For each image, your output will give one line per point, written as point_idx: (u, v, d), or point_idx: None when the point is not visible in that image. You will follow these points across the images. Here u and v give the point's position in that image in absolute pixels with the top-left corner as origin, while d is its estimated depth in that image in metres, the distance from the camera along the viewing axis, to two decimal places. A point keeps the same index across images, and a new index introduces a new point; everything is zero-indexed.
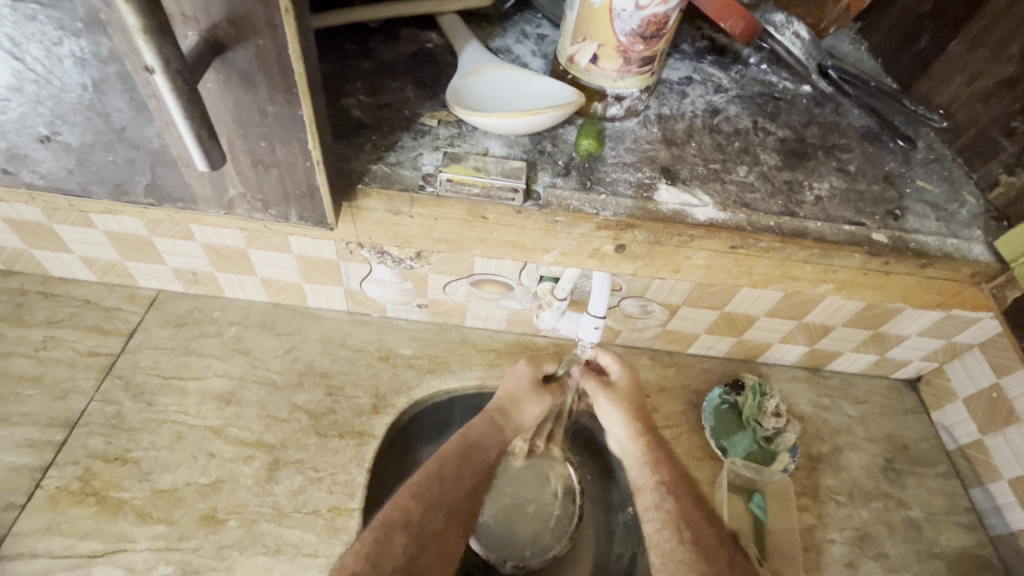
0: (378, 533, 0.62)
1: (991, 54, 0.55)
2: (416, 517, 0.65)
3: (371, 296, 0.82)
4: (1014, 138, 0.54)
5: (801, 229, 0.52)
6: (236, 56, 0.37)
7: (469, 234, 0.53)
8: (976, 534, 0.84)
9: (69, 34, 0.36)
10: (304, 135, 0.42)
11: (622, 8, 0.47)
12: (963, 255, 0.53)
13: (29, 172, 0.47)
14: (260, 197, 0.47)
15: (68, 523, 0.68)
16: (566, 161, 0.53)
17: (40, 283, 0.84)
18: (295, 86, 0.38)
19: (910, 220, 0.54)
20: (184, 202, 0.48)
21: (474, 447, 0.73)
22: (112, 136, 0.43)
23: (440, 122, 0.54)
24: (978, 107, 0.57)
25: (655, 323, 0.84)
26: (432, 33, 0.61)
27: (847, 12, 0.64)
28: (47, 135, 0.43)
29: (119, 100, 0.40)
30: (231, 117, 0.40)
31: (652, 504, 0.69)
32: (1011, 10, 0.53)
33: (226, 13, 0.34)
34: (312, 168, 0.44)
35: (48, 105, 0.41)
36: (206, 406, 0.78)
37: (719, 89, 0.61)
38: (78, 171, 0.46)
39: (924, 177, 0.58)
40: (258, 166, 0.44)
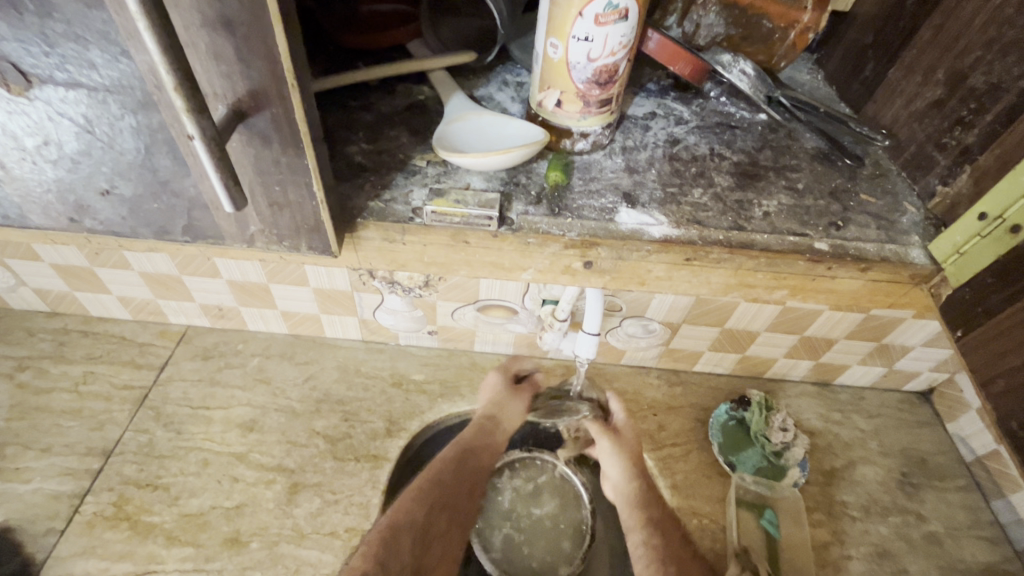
0: (385, 538, 0.67)
1: (922, 79, 0.59)
2: (416, 518, 0.71)
3: (384, 325, 0.86)
4: (946, 153, 0.57)
5: (748, 241, 0.55)
6: (256, 120, 0.43)
7: (456, 257, 0.59)
8: (1001, 548, 0.82)
9: (128, 111, 0.43)
10: (311, 180, 0.47)
11: (576, 61, 0.53)
12: (900, 259, 0.56)
13: (91, 220, 0.53)
14: (276, 232, 0.52)
15: (102, 547, 0.72)
16: (537, 191, 0.58)
17: (81, 322, 0.91)
18: (302, 142, 0.44)
19: (851, 230, 0.57)
20: (214, 239, 0.53)
21: (469, 449, 0.79)
22: (159, 187, 0.49)
23: (428, 162, 0.60)
24: (916, 125, 0.60)
25: (657, 342, 0.87)
26: (425, 87, 0.68)
27: (794, 48, 0.67)
28: (106, 188, 0.50)
29: (164, 159, 0.46)
30: (252, 167, 0.46)
31: (641, 541, 0.75)
32: (935, 40, 0.57)
33: (244, 88, 0.41)
34: (317, 207, 0.49)
35: (109, 165, 0.48)
36: (230, 434, 0.82)
37: (680, 121, 0.66)
38: (130, 217, 0.52)
39: (868, 191, 0.61)
40: (273, 206, 0.50)
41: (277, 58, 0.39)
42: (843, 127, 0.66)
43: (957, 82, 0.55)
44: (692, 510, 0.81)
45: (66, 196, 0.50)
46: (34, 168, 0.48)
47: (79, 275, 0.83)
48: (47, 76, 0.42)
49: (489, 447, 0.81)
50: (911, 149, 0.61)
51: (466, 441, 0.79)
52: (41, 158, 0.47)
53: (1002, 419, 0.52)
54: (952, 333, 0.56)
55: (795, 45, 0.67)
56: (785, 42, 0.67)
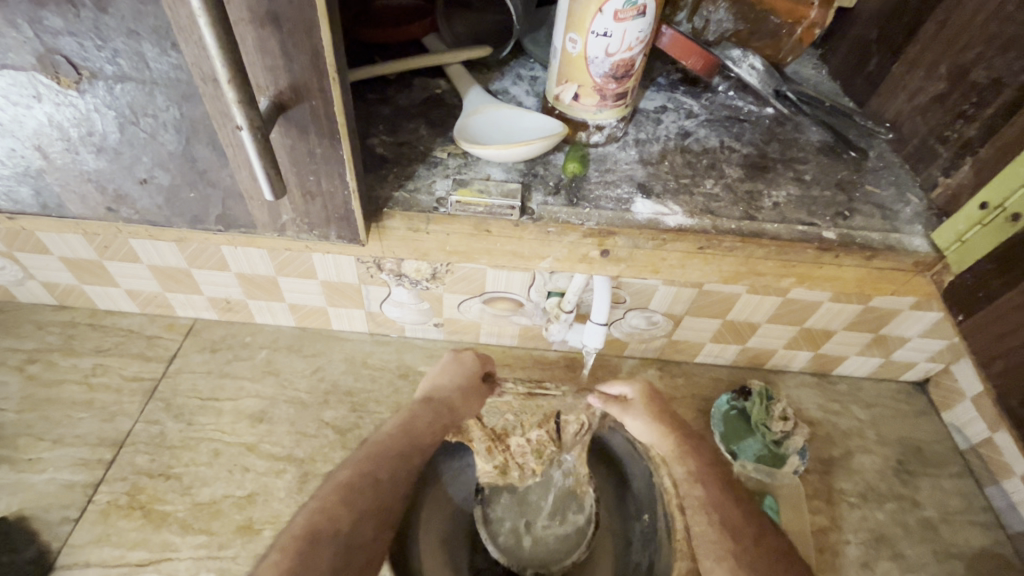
0: (301, 552, 0.57)
1: (925, 74, 0.60)
2: (330, 522, 0.60)
3: (391, 317, 0.88)
4: (948, 146, 0.59)
5: (759, 230, 0.57)
6: (295, 113, 0.44)
7: (478, 246, 0.59)
8: (994, 533, 0.84)
9: (174, 103, 0.44)
10: (344, 171, 0.48)
11: (595, 56, 0.54)
12: (903, 247, 0.58)
13: (128, 209, 0.53)
14: (309, 221, 0.53)
15: (117, 535, 0.74)
16: (555, 182, 0.59)
17: (89, 315, 0.92)
18: (339, 132, 0.45)
19: (858, 220, 0.59)
20: (246, 227, 0.54)
21: (424, 411, 0.75)
22: (196, 177, 0.50)
23: (449, 154, 0.61)
24: (920, 119, 0.62)
25: (661, 334, 0.88)
26: (441, 80, 0.69)
27: (800, 44, 0.69)
28: (146, 177, 0.50)
29: (204, 149, 0.47)
30: (288, 159, 0.47)
31: (689, 493, 0.74)
32: (939, 36, 0.58)
33: (286, 82, 0.42)
34: (349, 197, 0.51)
35: (151, 156, 0.48)
36: (241, 424, 0.83)
37: (690, 115, 0.67)
38: (166, 207, 0.53)
39: (873, 182, 0.62)
40: (306, 197, 0.51)
41: (319, 51, 0.40)
42: (846, 120, 0.67)
43: (959, 77, 0.57)
44: None
45: (107, 185, 0.51)
46: (76, 159, 0.49)
47: (88, 269, 0.84)
48: (99, 70, 0.42)
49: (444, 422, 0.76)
50: (914, 142, 0.63)
51: (415, 423, 0.72)
52: (84, 148, 0.48)
53: (1002, 398, 0.53)
54: (954, 317, 0.57)
55: (800, 41, 0.68)
56: (792, 37, 0.68)
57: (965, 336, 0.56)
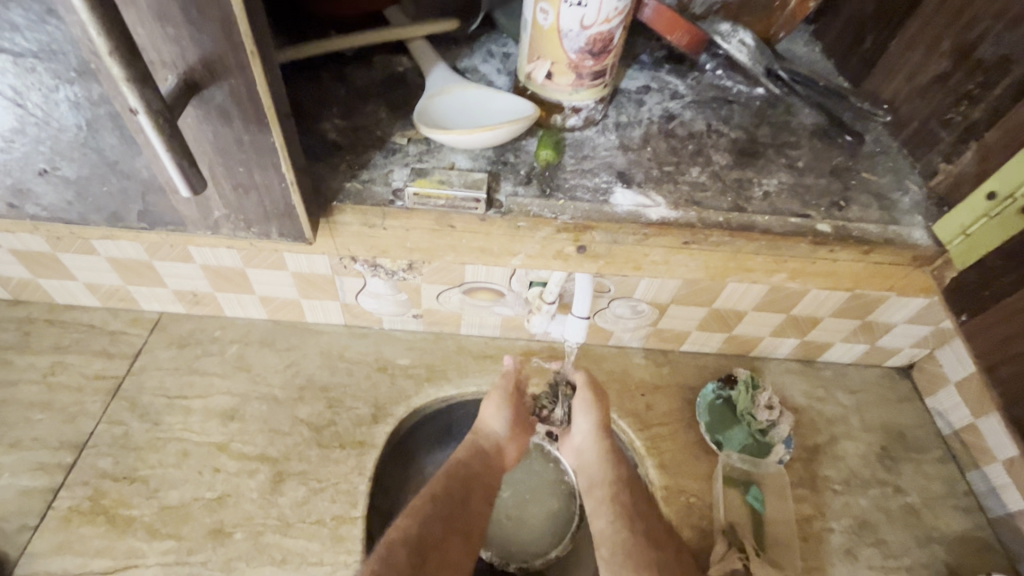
0: (384, 554, 0.66)
1: (925, 52, 0.57)
2: (424, 531, 0.70)
3: (368, 309, 0.84)
4: (950, 129, 0.56)
5: (749, 223, 0.54)
6: (211, 93, 0.40)
7: (440, 242, 0.56)
8: (975, 517, 0.85)
9: (64, 82, 0.40)
10: (277, 160, 0.44)
11: (569, 29, 0.50)
12: (903, 240, 0.56)
13: (32, 206, 0.49)
14: (243, 217, 0.49)
15: (79, 542, 0.70)
16: (527, 171, 0.56)
17: (46, 310, 0.87)
18: (266, 117, 0.41)
19: (854, 210, 0.57)
20: (174, 225, 0.50)
21: (462, 465, 0.79)
22: (106, 169, 0.46)
23: (409, 140, 0.57)
24: (919, 101, 0.59)
25: (645, 323, 0.86)
26: (404, 58, 0.64)
27: (794, 17, 0.65)
28: (46, 169, 0.46)
29: (110, 137, 0.43)
30: (211, 146, 0.43)
31: (608, 497, 0.77)
32: (941, 9, 0.55)
33: (196, 57, 0.38)
34: (288, 190, 0.47)
35: (48, 144, 0.44)
36: (211, 423, 0.80)
37: (675, 96, 0.64)
38: (76, 203, 0.49)
39: (869, 169, 0.60)
40: (237, 189, 0.47)
41: (230, 20, 0.36)
42: (842, 102, 0.64)
43: (963, 55, 0.54)
44: (680, 489, 0.82)
45: (4, 178, 0.47)
46: None
47: (41, 261, 0.78)
48: None
49: (483, 479, 0.79)
50: (913, 126, 0.60)
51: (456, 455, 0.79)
52: None
53: (1005, 403, 0.53)
54: (956, 317, 0.56)
55: (795, 14, 0.65)
56: (785, 9, 0.64)
57: (967, 336, 0.55)
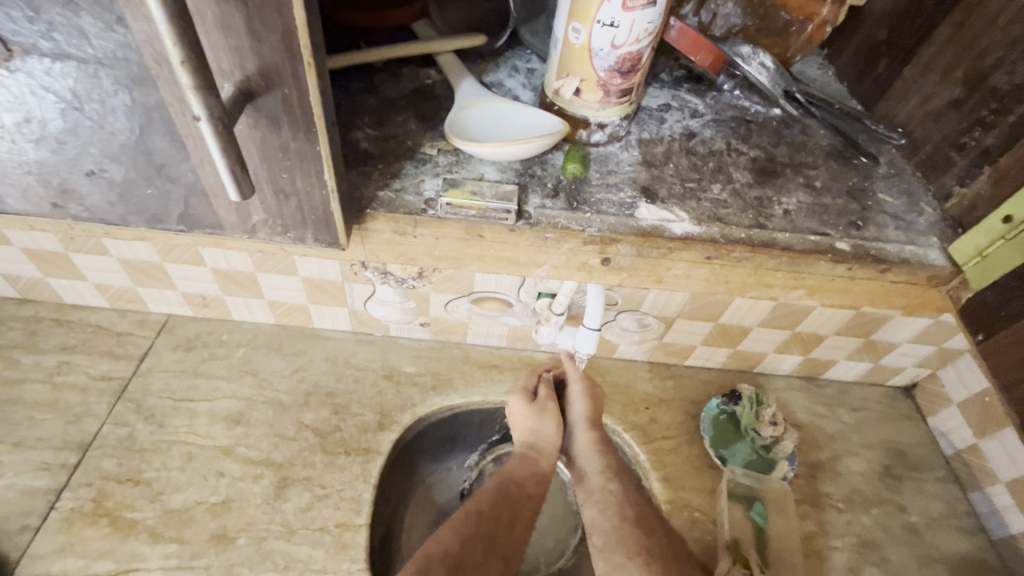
0: (421, 567, 0.64)
1: (940, 78, 0.59)
2: (462, 551, 0.67)
3: (375, 316, 0.84)
4: (964, 153, 0.58)
5: (770, 240, 0.55)
6: (264, 102, 0.41)
7: (468, 251, 0.57)
8: (977, 538, 0.85)
9: (122, 87, 0.41)
10: (321, 169, 0.45)
11: (599, 48, 0.52)
12: (919, 261, 0.56)
13: (75, 206, 0.51)
14: (281, 222, 0.50)
15: (81, 544, 0.70)
16: (554, 184, 0.57)
17: (55, 310, 0.87)
18: (316, 126, 0.42)
19: (872, 230, 0.58)
20: (213, 228, 0.52)
21: (514, 482, 0.76)
22: (153, 172, 0.47)
23: (439, 151, 0.58)
24: (932, 125, 0.61)
25: (652, 337, 0.87)
26: (431, 70, 0.66)
27: (810, 42, 0.68)
28: (94, 170, 0.47)
29: (161, 141, 0.44)
30: (259, 153, 0.44)
31: (616, 532, 0.72)
32: (954, 38, 0.57)
33: (254, 66, 0.38)
34: (328, 197, 0.48)
35: (98, 146, 0.45)
36: (216, 427, 0.80)
37: (695, 114, 0.65)
38: (119, 204, 0.50)
39: (885, 190, 0.61)
40: (279, 195, 0.48)
41: (291, 31, 0.37)
42: (857, 124, 0.66)
43: (976, 82, 0.56)
44: (683, 504, 0.81)
45: (49, 179, 0.48)
46: (14, 148, 0.46)
47: (53, 261, 0.79)
48: (31, 46, 0.39)
49: (531, 500, 0.76)
50: (927, 149, 0.61)
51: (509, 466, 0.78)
52: (21, 137, 0.45)
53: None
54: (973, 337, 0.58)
55: (811, 38, 0.67)
56: (802, 34, 0.67)
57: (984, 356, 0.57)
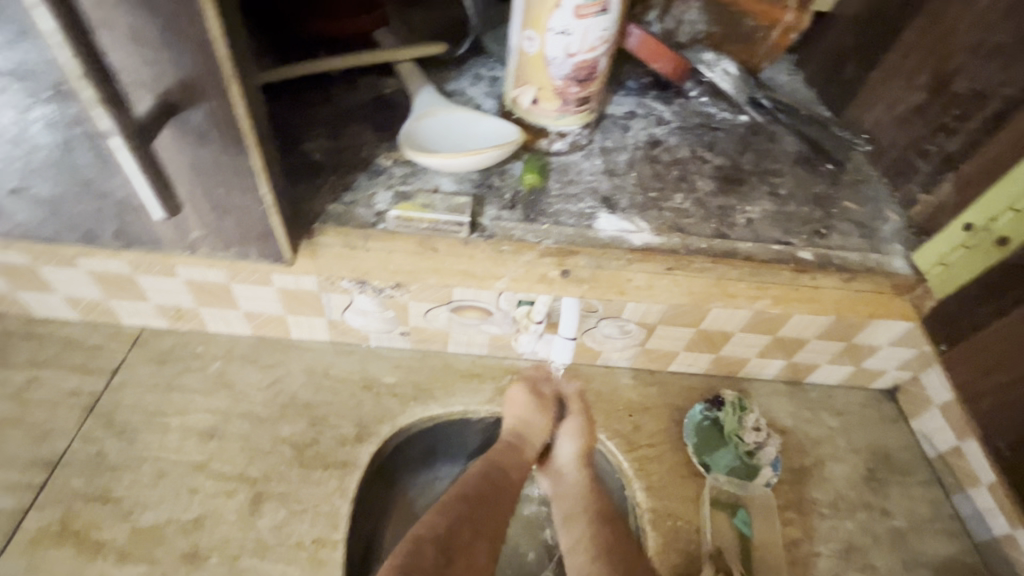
0: (412, 550, 0.68)
1: (904, 84, 0.59)
2: (451, 533, 0.71)
3: (354, 326, 0.83)
4: (928, 160, 0.58)
5: (732, 250, 0.54)
6: (189, 115, 0.40)
7: (423, 265, 0.55)
8: (961, 542, 0.84)
9: (40, 101, 0.40)
10: (254, 182, 0.44)
11: (554, 56, 0.52)
12: (884, 269, 0.56)
13: (5, 222, 0.49)
14: (222, 239, 0.49)
15: (46, 566, 0.68)
16: (511, 195, 0.56)
17: (24, 324, 0.85)
18: (244, 139, 0.41)
19: (836, 238, 0.57)
20: (151, 244, 0.50)
21: (497, 467, 0.81)
22: (81, 187, 0.46)
23: (394, 162, 0.57)
24: (897, 131, 0.61)
25: (633, 343, 0.86)
26: (390, 80, 0.65)
27: (776, 49, 0.68)
28: (18, 186, 0.46)
29: (85, 155, 0.43)
30: (189, 168, 0.43)
31: (586, 530, 0.76)
32: (920, 42, 0.58)
33: (174, 79, 0.38)
34: (266, 213, 0.47)
35: (20, 162, 0.44)
36: (189, 441, 0.78)
37: (660, 122, 0.65)
38: (50, 220, 0.48)
39: (851, 198, 0.61)
40: (217, 211, 0.46)
41: (206, 45, 0.36)
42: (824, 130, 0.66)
43: (940, 87, 0.56)
44: (666, 512, 0.81)
45: None
46: None
47: (22, 274, 0.77)
48: None
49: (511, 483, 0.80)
50: (892, 155, 0.62)
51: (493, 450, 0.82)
52: None
53: (988, 435, 0.55)
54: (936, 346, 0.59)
55: (776, 45, 0.67)
56: (767, 41, 0.67)
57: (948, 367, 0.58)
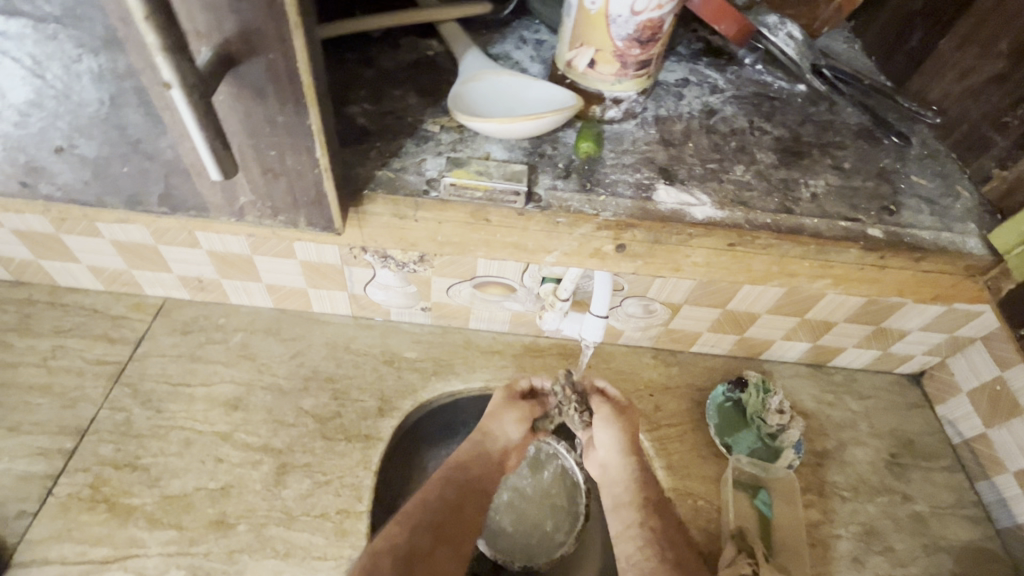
0: (370, 562, 0.64)
1: (980, 51, 0.57)
2: (412, 542, 0.67)
3: (375, 300, 0.82)
4: (1006, 133, 0.56)
5: (797, 226, 0.52)
6: (247, 69, 0.38)
7: (473, 236, 0.54)
8: (983, 527, 0.84)
9: (89, 50, 0.39)
10: (312, 144, 0.43)
11: (618, 14, 0.49)
12: (958, 248, 0.54)
13: (46, 184, 0.48)
14: (271, 205, 0.48)
15: (79, 530, 0.69)
16: (566, 163, 0.54)
17: (48, 292, 0.85)
18: (303, 96, 0.40)
19: (905, 215, 0.55)
20: (195, 209, 0.50)
21: (459, 468, 0.76)
22: (128, 148, 0.45)
23: (442, 128, 0.55)
24: (971, 103, 0.58)
25: (658, 323, 0.85)
26: (432, 41, 0.63)
27: (838, 12, 0.65)
28: (63, 146, 0.46)
29: (135, 114, 0.43)
30: (242, 127, 0.42)
31: (636, 522, 0.75)
32: (998, 9, 0.55)
33: (233, 26, 0.36)
34: (321, 176, 0.46)
35: (66, 118, 0.44)
36: (214, 412, 0.78)
37: (715, 90, 0.62)
38: (94, 182, 0.48)
39: (918, 173, 0.58)
40: (268, 174, 0.46)
41: None
42: (887, 101, 0.64)
43: (1021, 55, 0.54)
44: (687, 491, 0.80)
45: (16, 156, 0.46)
46: None
47: (46, 243, 0.77)
48: None
49: (476, 484, 0.76)
50: (963, 128, 0.59)
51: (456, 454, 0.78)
52: None
53: None
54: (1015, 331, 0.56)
55: (840, 8, 0.65)
56: (830, 4, 0.65)
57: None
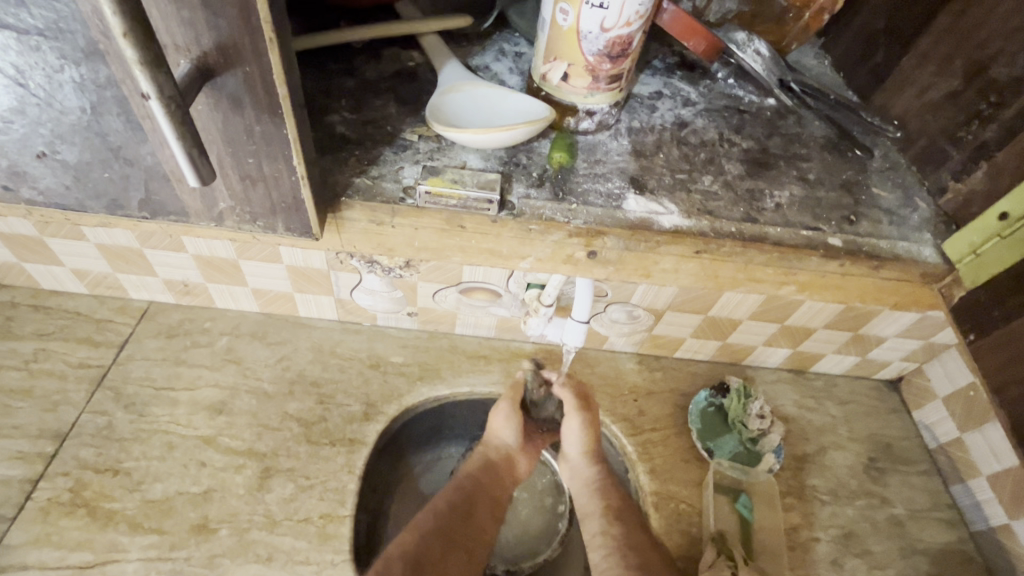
0: (381, 567, 0.68)
1: (937, 69, 0.59)
2: (422, 547, 0.71)
3: (361, 305, 0.83)
4: (960, 147, 0.57)
5: (761, 234, 0.54)
6: (224, 80, 0.39)
7: (450, 242, 0.55)
8: (957, 530, 0.86)
9: (70, 62, 0.40)
10: (288, 152, 0.44)
11: (588, 31, 0.50)
12: (913, 257, 0.56)
13: (28, 188, 0.49)
14: (249, 210, 0.49)
15: (58, 535, 0.69)
16: (540, 173, 0.55)
17: (31, 295, 0.85)
18: (280, 107, 0.41)
19: (865, 225, 0.57)
20: (176, 215, 0.50)
21: (469, 477, 0.80)
22: (110, 154, 0.46)
23: (420, 137, 0.56)
24: (930, 117, 0.60)
25: (640, 329, 0.86)
26: (414, 52, 0.64)
27: (806, 30, 0.68)
28: (45, 151, 0.46)
29: (115, 121, 0.43)
30: (220, 135, 0.43)
31: (601, 530, 0.76)
32: (954, 27, 0.56)
33: (210, 41, 0.37)
34: (297, 183, 0.46)
35: (48, 126, 0.44)
36: (198, 416, 0.78)
37: (687, 103, 0.64)
38: (75, 187, 0.48)
39: (880, 184, 0.60)
40: (246, 181, 0.46)
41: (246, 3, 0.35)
42: (852, 116, 0.66)
43: (975, 74, 0.55)
44: (669, 495, 0.81)
45: None
46: None
47: (29, 246, 0.76)
48: None
49: (489, 491, 0.80)
50: (922, 142, 0.61)
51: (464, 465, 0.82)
52: None
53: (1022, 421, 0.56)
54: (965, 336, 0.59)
55: (808, 26, 0.67)
56: (800, 21, 0.67)
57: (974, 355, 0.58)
